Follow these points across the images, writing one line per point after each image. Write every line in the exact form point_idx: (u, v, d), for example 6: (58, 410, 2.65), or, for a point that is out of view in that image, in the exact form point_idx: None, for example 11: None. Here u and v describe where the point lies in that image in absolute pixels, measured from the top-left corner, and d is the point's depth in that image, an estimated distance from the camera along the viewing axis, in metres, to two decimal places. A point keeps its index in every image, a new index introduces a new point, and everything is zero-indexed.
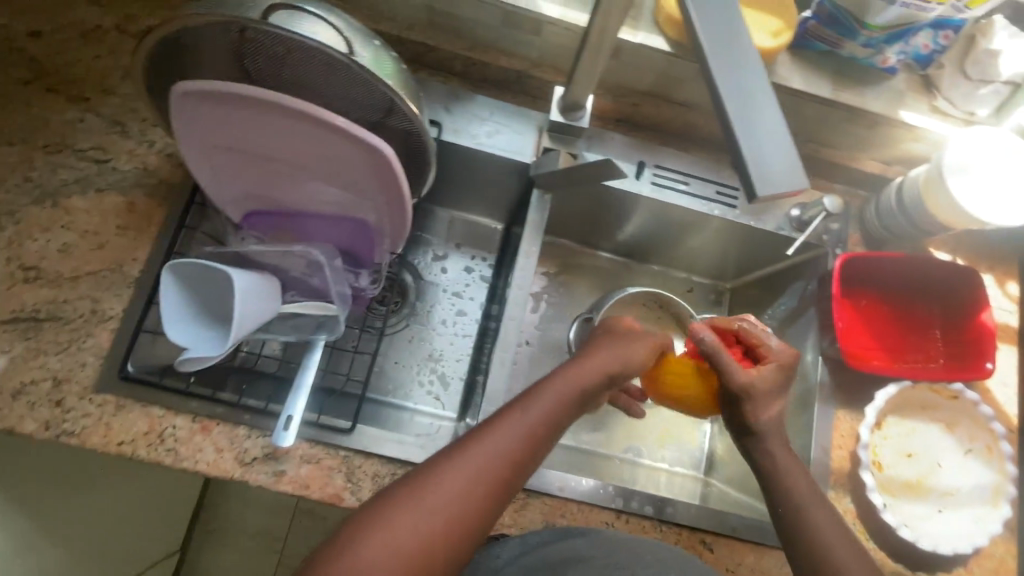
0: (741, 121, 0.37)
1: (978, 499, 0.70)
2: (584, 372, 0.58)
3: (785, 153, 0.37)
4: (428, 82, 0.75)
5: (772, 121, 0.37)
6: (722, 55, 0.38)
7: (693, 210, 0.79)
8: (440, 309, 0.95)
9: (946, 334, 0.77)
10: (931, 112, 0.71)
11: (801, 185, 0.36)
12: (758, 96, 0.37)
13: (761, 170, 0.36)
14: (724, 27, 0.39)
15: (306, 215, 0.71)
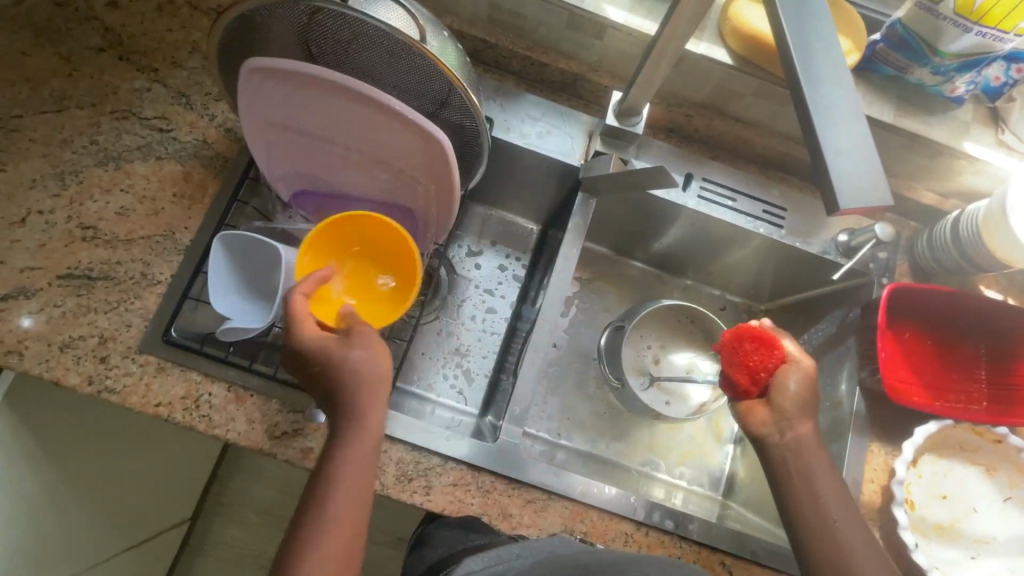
0: (822, 126, 0.38)
1: (1015, 548, 0.68)
2: (352, 435, 0.55)
3: (869, 171, 0.38)
4: (483, 78, 0.76)
5: (860, 139, 0.39)
6: (808, 58, 0.39)
7: (738, 226, 0.78)
8: (470, 304, 0.96)
9: (992, 374, 0.74)
10: (997, 145, 0.69)
11: (882, 200, 0.38)
12: (842, 105, 0.39)
13: (843, 181, 0.38)
14: (813, 29, 0.40)
15: (354, 198, 0.72)
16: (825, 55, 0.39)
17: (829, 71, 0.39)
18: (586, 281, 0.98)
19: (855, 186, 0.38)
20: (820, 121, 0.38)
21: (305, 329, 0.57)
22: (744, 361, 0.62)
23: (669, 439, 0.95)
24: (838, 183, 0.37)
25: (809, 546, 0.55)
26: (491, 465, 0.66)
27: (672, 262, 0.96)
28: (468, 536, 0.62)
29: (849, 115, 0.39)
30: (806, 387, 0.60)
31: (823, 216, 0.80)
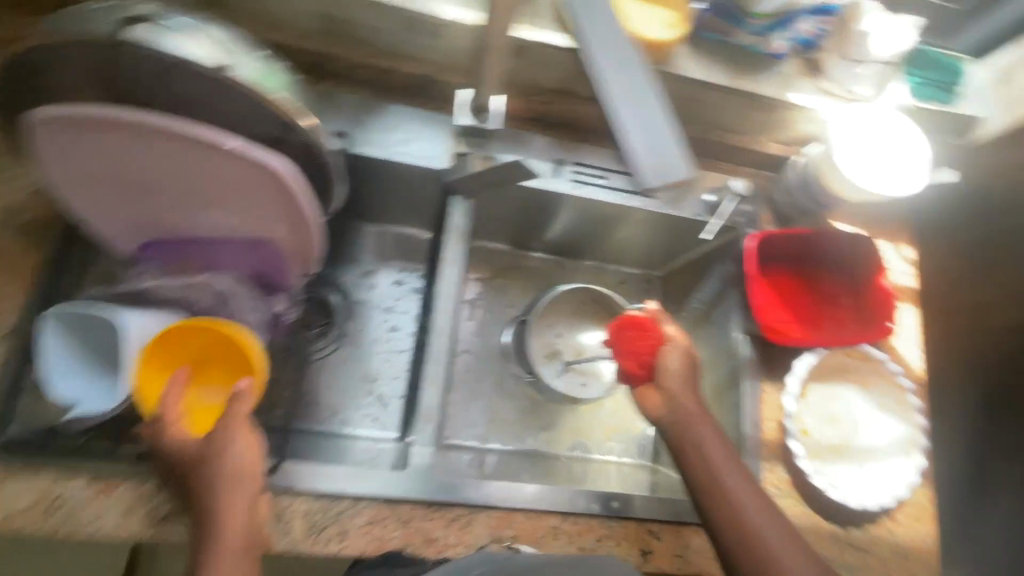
0: (629, 117, 0.48)
1: (896, 452, 0.75)
2: (218, 526, 0.50)
3: (671, 150, 0.48)
4: (329, 92, 0.71)
5: (661, 121, 0.48)
6: (609, 62, 0.49)
7: (614, 203, 0.79)
8: (371, 326, 0.92)
9: (856, 302, 0.81)
10: (817, 92, 0.74)
11: (682, 169, 0.47)
12: (642, 101, 0.49)
13: (647, 159, 0.47)
14: (609, 40, 0.51)
15: (206, 240, 0.65)
16: (623, 59, 0.50)
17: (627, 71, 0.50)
18: (485, 280, 0.97)
19: (662, 163, 0.47)
20: (626, 116, 0.48)
21: (167, 440, 0.53)
22: (630, 349, 0.65)
23: (593, 419, 0.97)
24: (646, 163, 0.47)
25: (711, 510, 0.56)
26: (408, 493, 0.64)
27: (568, 247, 0.97)
28: (391, 570, 0.58)
29: (647, 108, 0.48)
30: (684, 363, 0.62)
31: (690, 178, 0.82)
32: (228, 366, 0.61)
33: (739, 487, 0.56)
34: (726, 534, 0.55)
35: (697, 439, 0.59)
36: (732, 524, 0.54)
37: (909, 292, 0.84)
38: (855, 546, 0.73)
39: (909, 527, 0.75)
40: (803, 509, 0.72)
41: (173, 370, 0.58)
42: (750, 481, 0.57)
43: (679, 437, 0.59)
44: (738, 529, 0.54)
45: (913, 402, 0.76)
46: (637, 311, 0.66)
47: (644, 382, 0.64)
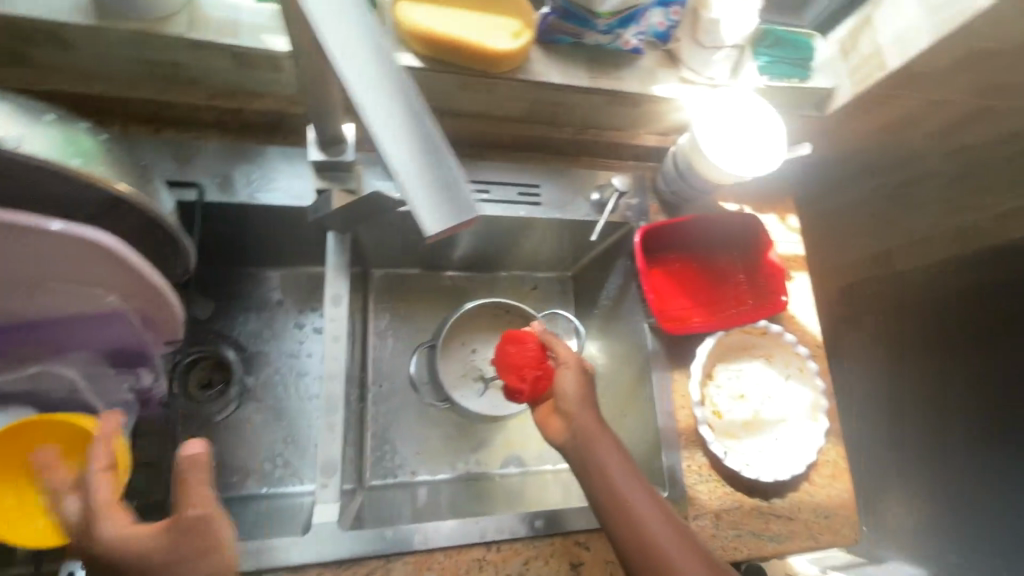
0: (392, 151, 0.37)
1: (802, 418, 0.77)
2: None
3: (450, 183, 0.38)
4: (177, 141, 0.67)
5: (439, 154, 0.38)
6: (355, 63, 0.37)
7: (500, 216, 0.77)
8: (275, 376, 0.88)
9: (748, 278, 0.83)
10: (680, 82, 0.75)
11: (470, 215, 0.37)
12: (407, 121, 0.37)
13: (427, 208, 0.37)
14: (350, 23, 0.37)
15: (31, 328, 0.55)
16: (367, 40, 0.37)
17: (372, 61, 0.37)
18: (394, 308, 0.94)
19: (443, 202, 0.37)
20: (386, 132, 0.37)
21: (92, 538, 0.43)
22: (512, 365, 0.67)
23: (524, 431, 0.96)
24: (422, 209, 0.36)
25: (616, 525, 0.56)
26: (315, 554, 0.60)
27: (482, 262, 0.96)
28: None
29: (416, 131, 0.38)
30: (579, 385, 0.63)
31: (575, 179, 0.81)
32: (81, 461, 0.55)
33: (636, 501, 0.57)
34: (628, 548, 0.56)
35: (595, 460, 0.59)
36: (632, 536, 0.56)
37: (799, 260, 0.88)
38: (778, 515, 0.75)
39: (826, 486, 0.78)
40: (724, 490, 0.74)
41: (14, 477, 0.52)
42: (644, 489, 0.58)
43: (580, 456, 0.60)
44: (637, 541, 0.55)
45: (813, 368, 0.78)
46: (524, 328, 0.69)
47: (526, 398, 0.66)
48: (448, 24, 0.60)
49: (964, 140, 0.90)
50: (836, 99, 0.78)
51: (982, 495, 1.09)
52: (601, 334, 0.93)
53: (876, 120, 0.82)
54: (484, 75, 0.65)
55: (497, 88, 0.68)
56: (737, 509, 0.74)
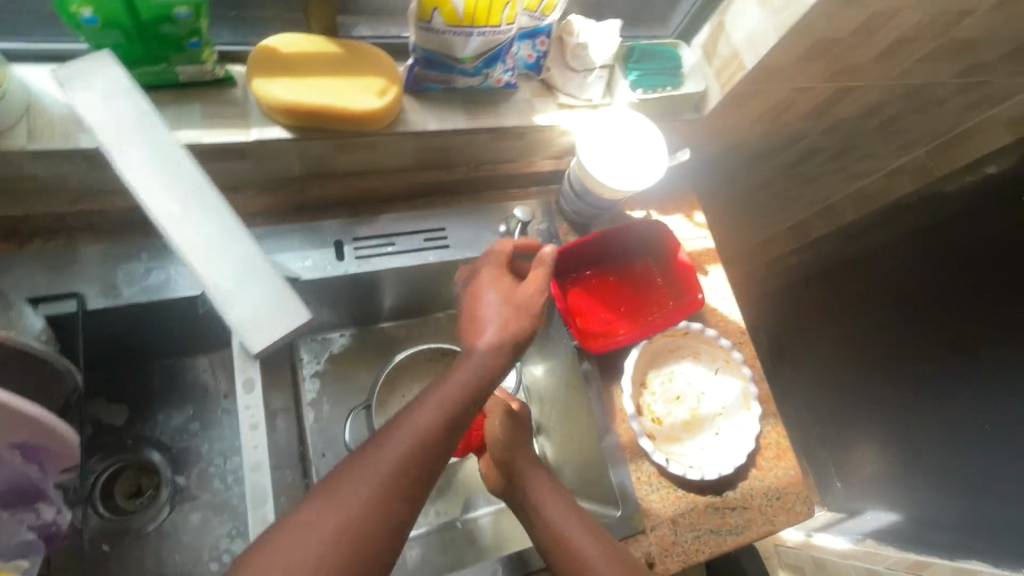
0: (208, 276, 0.40)
1: (736, 408, 0.79)
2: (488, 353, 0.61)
3: (269, 296, 0.40)
4: (48, 253, 0.64)
5: (256, 268, 0.41)
6: (165, 197, 0.42)
7: (408, 266, 0.77)
8: (207, 468, 0.83)
9: (664, 280, 0.85)
10: (559, 109, 0.77)
11: (297, 319, 0.40)
12: (224, 242, 0.41)
13: (249, 325, 0.39)
14: (157, 162, 0.43)
15: None
16: (186, 189, 0.43)
17: (183, 195, 0.42)
18: (326, 373, 0.91)
19: (265, 317, 0.40)
20: (199, 259, 0.40)
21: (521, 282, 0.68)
22: None
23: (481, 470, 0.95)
24: (240, 330, 0.39)
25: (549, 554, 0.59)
26: None
27: (412, 309, 0.94)
28: None
29: (231, 250, 0.41)
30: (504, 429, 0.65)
31: (480, 216, 0.81)
32: None
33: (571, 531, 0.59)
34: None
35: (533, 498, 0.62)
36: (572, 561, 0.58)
37: (711, 253, 0.91)
38: (733, 507, 0.77)
39: (773, 468, 0.80)
40: (676, 494, 0.75)
41: None
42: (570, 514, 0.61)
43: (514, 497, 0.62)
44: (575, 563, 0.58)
45: (737, 358, 0.81)
46: None
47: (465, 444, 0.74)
48: (308, 93, 0.60)
49: (836, 116, 0.96)
50: (710, 100, 0.81)
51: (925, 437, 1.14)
52: (539, 359, 0.93)
53: (752, 113, 0.87)
54: (360, 134, 0.65)
55: (379, 144, 0.68)
56: (692, 510, 0.75)
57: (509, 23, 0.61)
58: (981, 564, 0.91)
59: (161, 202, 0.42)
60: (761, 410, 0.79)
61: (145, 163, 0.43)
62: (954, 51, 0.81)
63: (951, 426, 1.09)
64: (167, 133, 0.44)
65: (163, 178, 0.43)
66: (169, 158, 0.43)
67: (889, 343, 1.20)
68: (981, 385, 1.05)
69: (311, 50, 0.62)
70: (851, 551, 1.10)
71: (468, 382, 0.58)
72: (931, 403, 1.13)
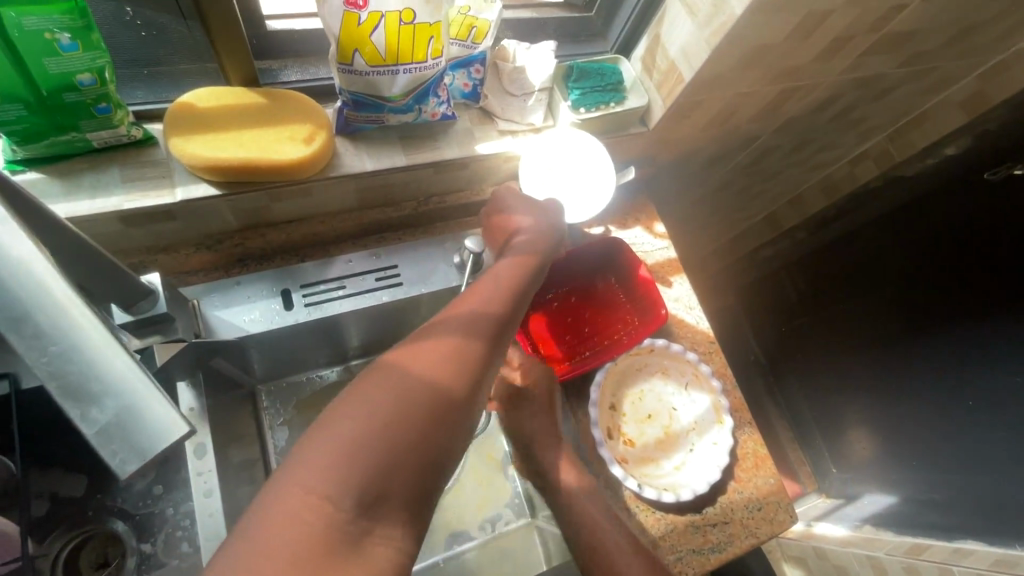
0: (55, 380, 0.29)
1: (710, 423, 0.78)
2: (487, 299, 0.53)
3: (141, 400, 0.29)
4: None
5: (120, 362, 0.30)
6: None
7: (360, 308, 0.74)
8: (174, 532, 0.80)
9: (627, 296, 0.84)
10: (501, 135, 0.75)
11: (176, 431, 0.29)
12: (73, 331, 0.30)
13: (114, 442, 0.29)
14: None
15: None
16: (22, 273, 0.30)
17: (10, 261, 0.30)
18: (292, 421, 0.88)
19: (132, 442, 0.29)
20: (43, 357, 0.29)
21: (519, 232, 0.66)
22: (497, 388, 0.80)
23: (461, 503, 0.93)
24: (103, 452, 0.28)
25: None
26: None
27: (378, 345, 0.92)
28: None
29: (87, 337, 0.30)
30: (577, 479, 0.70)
31: (433, 250, 0.80)
32: None
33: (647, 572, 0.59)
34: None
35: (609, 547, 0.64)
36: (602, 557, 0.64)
37: (674, 263, 0.90)
38: (713, 524, 0.75)
39: (751, 478, 0.79)
40: (655, 517, 0.74)
41: None
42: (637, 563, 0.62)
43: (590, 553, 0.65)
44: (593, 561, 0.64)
45: (706, 371, 0.79)
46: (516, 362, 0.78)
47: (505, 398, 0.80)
48: (232, 149, 0.58)
49: (786, 114, 0.96)
50: (655, 112, 0.81)
51: (911, 422, 1.13)
52: None
53: (699, 121, 0.86)
54: (295, 182, 0.63)
55: (314, 189, 0.66)
56: (673, 531, 0.74)
57: (435, 56, 0.60)
58: (976, 544, 0.86)
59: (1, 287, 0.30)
60: (733, 422, 0.78)
61: None
62: (891, 44, 0.81)
63: (935, 410, 1.07)
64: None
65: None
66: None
67: (879, 326, 1.19)
68: (961, 379, 1.02)
69: (231, 102, 0.60)
70: (850, 538, 1.10)
71: (453, 343, 0.47)
72: (915, 388, 1.11)
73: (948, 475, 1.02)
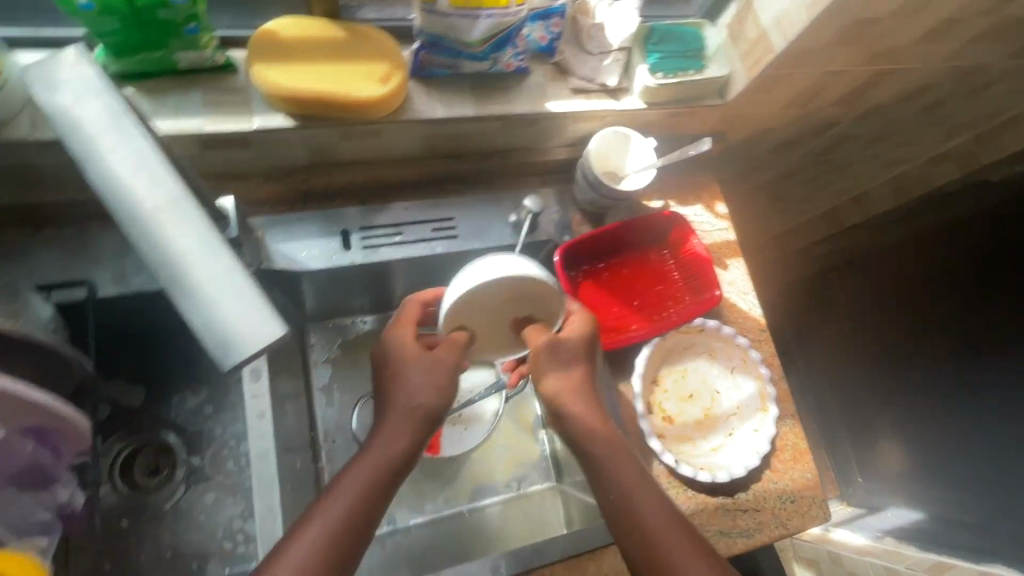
0: (171, 278, 0.34)
1: (753, 410, 0.77)
2: (406, 401, 0.60)
3: (241, 302, 0.34)
4: (71, 241, 0.66)
5: (225, 266, 0.34)
6: (115, 173, 0.35)
7: (414, 257, 0.75)
8: (220, 449, 0.85)
9: (681, 274, 0.82)
10: (574, 94, 0.73)
11: (271, 331, 0.33)
12: (188, 235, 0.35)
13: (215, 336, 0.33)
14: (113, 125, 0.36)
15: None
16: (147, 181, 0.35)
17: (137, 169, 0.35)
18: (337, 360, 0.91)
19: (230, 338, 0.33)
20: (161, 255, 0.34)
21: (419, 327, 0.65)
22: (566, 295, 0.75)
23: (489, 460, 0.94)
24: (208, 345, 0.33)
25: None
26: None
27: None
28: None
29: (199, 242, 0.35)
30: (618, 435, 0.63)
31: (490, 206, 0.79)
32: None
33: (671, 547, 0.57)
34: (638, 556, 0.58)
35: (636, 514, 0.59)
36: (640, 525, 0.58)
37: (732, 246, 0.87)
38: (744, 510, 0.74)
39: (789, 471, 0.77)
40: (687, 494, 0.73)
41: None
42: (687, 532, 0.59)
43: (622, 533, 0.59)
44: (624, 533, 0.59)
45: (755, 358, 0.78)
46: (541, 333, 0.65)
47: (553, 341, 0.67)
48: (309, 82, 0.58)
49: (873, 100, 0.90)
50: (735, 85, 0.77)
51: (957, 435, 1.08)
52: None
53: (780, 98, 0.82)
54: (361, 122, 0.63)
55: (384, 131, 0.67)
56: (702, 511, 0.73)
57: (519, 4, 0.58)
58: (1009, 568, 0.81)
59: (127, 194, 0.35)
60: (778, 411, 0.76)
61: (113, 142, 0.35)
62: (1004, 31, 0.75)
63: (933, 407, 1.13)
64: (123, 102, 0.37)
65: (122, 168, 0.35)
66: (122, 127, 0.36)
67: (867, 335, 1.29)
68: (945, 378, 1.11)
69: (313, 35, 0.60)
70: (869, 548, 1.03)
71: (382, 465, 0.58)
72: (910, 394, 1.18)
73: (958, 473, 1.06)
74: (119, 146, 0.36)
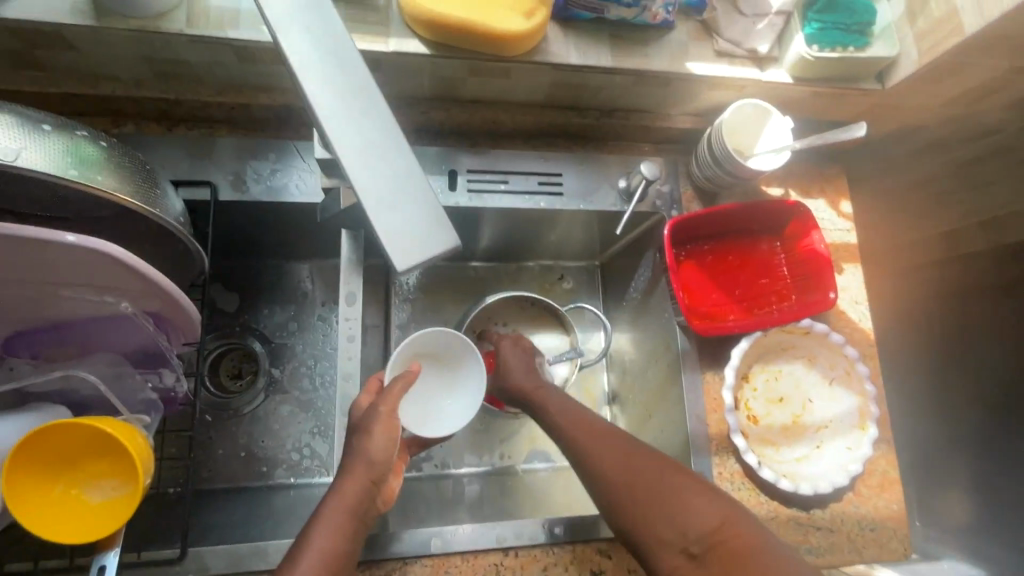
0: (363, 179, 0.39)
1: (848, 426, 0.72)
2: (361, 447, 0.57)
3: (424, 211, 0.40)
4: (199, 141, 0.69)
5: (411, 175, 0.40)
6: (323, 79, 0.40)
7: (516, 208, 0.73)
8: (299, 365, 0.88)
9: (791, 270, 0.76)
10: (717, 57, 0.68)
11: (449, 240, 0.39)
12: (377, 145, 0.40)
13: (398, 240, 0.39)
14: (319, 31, 0.41)
15: (85, 328, 0.58)
16: (343, 93, 0.40)
17: (338, 81, 0.40)
18: (416, 301, 0.90)
19: (415, 243, 0.39)
20: (351, 157, 0.39)
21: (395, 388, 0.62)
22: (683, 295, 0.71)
23: None
24: (392, 246, 0.38)
25: None
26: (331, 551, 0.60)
27: (506, 253, 0.91)
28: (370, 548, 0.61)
29: (389, 152, 0.40)
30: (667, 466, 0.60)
31: (600, 167, 0.76)
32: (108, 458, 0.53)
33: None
34: None
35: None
36: None
37: (853, 250, 0.79)
38: (818, 527, 0.70)
39: (874, 498, 0.72)
40: (758, 499, 0.70)
41: (48, 476, 0.51)
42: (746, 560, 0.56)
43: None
44: None
45: (862, 372, 0.72)
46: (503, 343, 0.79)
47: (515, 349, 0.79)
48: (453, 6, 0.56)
49: None
50: (901, 68, 0.69)
51: None
52: (630, 327, 0.88)
53: (947, 91, 0.72)
54: (496, 59, 0.61)
55: (513, 71, 0.64)
56: (774, 519, 0.69)
57: None
58: None
59: (326, 101, 0.39)
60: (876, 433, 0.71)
61: (320, 53, 0.40)
62: None
63: None
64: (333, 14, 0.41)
65: (315, 85, 0.40)
66: (332, 40, 0.41)
67: None
68: None
69: None
70: None
71: (354, 497, 0.54)
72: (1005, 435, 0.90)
73: None
74: (327, 57, 0.40)
